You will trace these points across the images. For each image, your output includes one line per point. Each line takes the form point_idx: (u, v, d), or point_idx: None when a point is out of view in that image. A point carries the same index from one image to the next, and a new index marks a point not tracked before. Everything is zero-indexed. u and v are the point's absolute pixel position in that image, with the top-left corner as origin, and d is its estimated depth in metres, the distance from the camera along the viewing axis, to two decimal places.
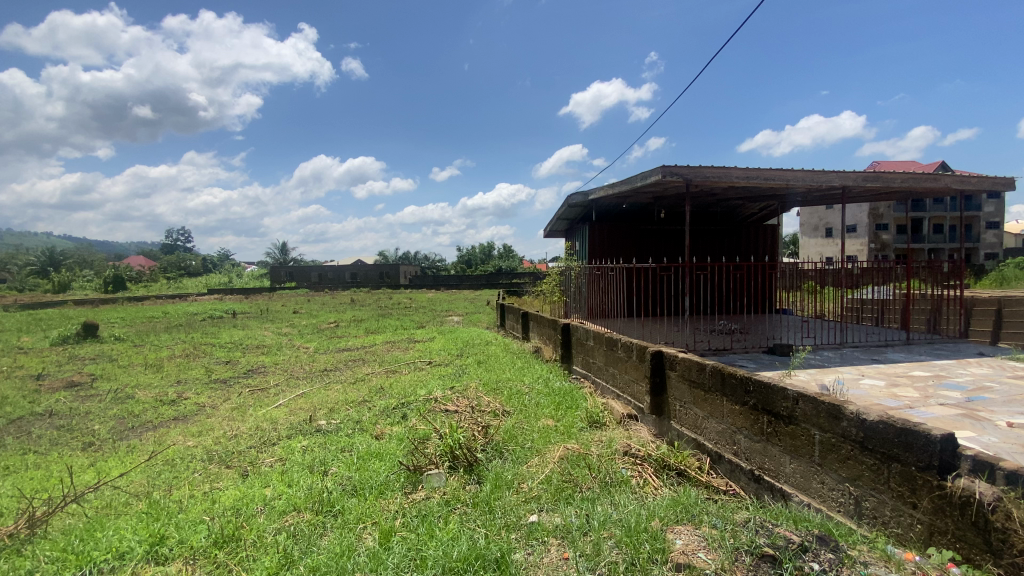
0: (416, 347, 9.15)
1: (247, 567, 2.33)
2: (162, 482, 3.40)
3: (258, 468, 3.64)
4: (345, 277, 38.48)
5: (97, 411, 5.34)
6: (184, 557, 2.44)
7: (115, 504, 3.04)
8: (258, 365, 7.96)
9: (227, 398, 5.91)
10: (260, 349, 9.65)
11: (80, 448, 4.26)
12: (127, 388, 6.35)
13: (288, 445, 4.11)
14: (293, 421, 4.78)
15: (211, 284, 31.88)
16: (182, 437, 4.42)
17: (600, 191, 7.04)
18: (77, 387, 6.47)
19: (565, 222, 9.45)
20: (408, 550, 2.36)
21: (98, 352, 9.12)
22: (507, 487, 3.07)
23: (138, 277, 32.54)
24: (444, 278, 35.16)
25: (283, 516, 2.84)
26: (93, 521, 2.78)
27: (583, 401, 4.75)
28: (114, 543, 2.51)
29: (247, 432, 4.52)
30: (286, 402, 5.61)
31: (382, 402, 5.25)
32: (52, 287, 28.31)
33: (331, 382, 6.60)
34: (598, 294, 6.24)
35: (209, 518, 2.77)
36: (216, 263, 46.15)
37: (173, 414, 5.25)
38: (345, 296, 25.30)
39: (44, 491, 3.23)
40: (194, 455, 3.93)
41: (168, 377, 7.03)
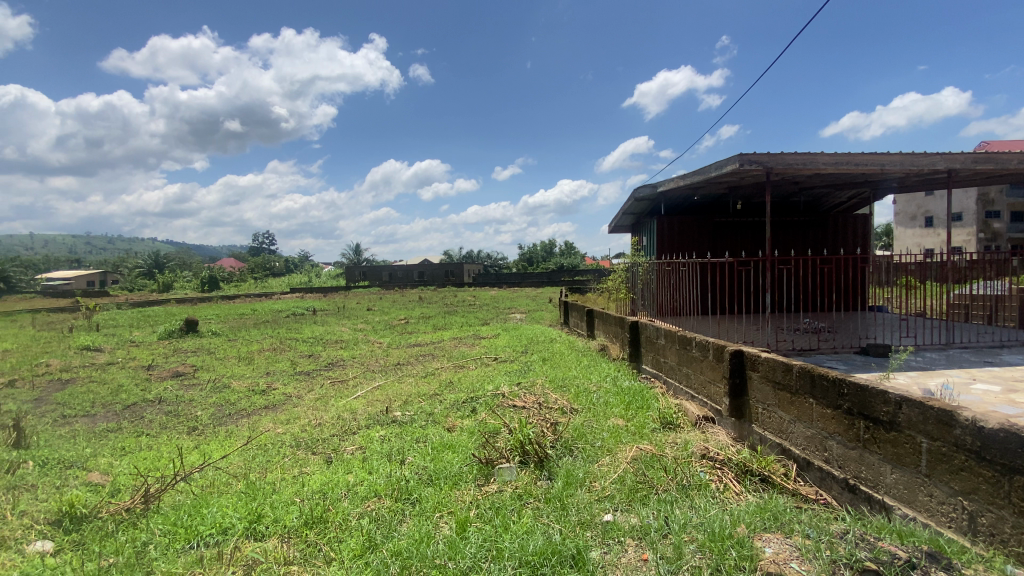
0: (483, 344, 9.29)
1: (334, 548, 2.47)
2: (256, 464, 3.68)
3: (340, 455, 3.85)
4: (413, 276, 39.91)
5: (199, 398, 5.89)
6: (279, 534, 2.62)
7: (217, 483, 3.33)
8: (336, 359, 8.44)
9: (310, 389, 6.31)
10: (338, 343, 10.23)
11: (187, 432, 4.71)
12: (224, 379, 6.95)
13: (366, 434, 4.31)
14: (370, 412, 5.01)
15: (292, 283, 34.28)
16: (273, 424, 4.77)
17: (670, 183, 6.78)
18: (183, 377, 7.17)
19: (632, 216, 9.20)
20: (484, 541, 2.39)
21: (199, 346, 10.06)
22: (578, 484, 3.03)
23: (230, 277, 35.62)
24: (508, 276, 35.51)
25: (364, 501, 2.98)
26: (199, 498, 3.06)
27: (655, 402, 4.60)
28: (219, 519, 2.74)
29: (330, 420, 4.79)
30: (363, 394, 5.91)
31: (453, 396, 5.39)
32: (158, 287, 31.63)
33: (404, 375, 6.86)
34: (669, 291, 6.01)
35: (300, 500, 2.97)
36: (297, 264, 49.42)
37: (264, 403, 5.68)
38: (414, 294, 26.22)
39: (158, 469, 3.60)
40: (283, 441, 4.22)
41: (259, 368, 7.62)
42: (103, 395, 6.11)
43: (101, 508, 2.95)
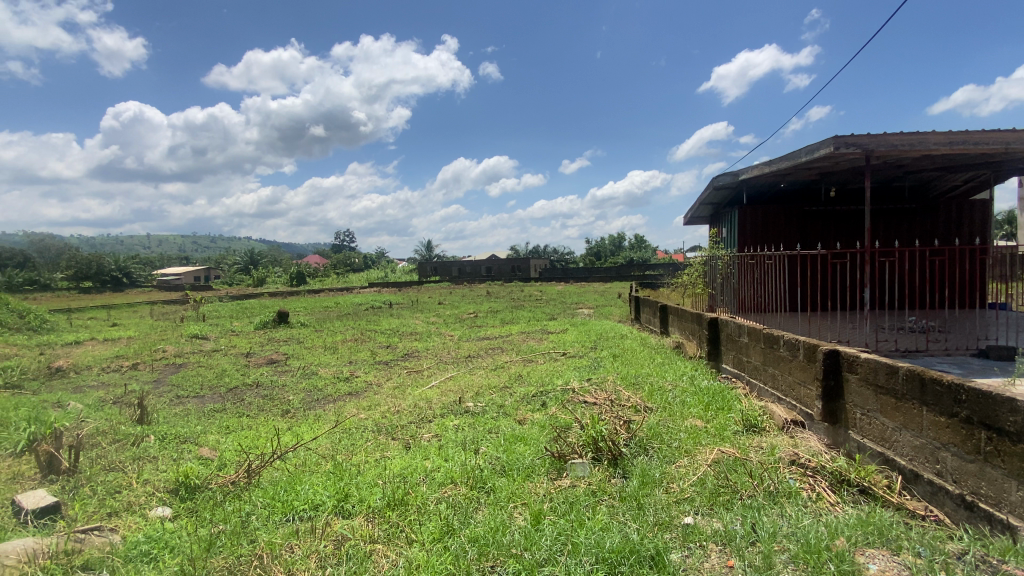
0: (552, 338, 9.28)
1: (414, 530, 2.57)
2: (342, 447, 3.91)
3: (417, 441, 4.00)
4: (481, 271, 40.67)
5: (291, 384, 6.38)
6: (365, 513, 2.78)
7: (309, 462, 3.58)
8: (412, 350, 8.80)
9: (389, 378, 6.64)
10: (412, 335, 10.66)
11: (281, 414, 5.11)
12: (312, 366, 7.47)
13: (442, 423, 4.45)
14: (444, 401, 5.18)
15: (369, 277, 36.19)
16: (356, 410, 5.06)
17: (753, 171, 6.37)
18: (276, 364, 7.79)
19: (710, 206, 8.77)
20: (558, 535, 2.39)
21: (289, 336, 10.89)
22: (655, 485, 2.94)
23: (315, 272, 38.26)
24: (577, 271, 35.13)
25: (441, 487, 3.08)
26: (293, 475, 3.30)
27: (737, 403, 4.36)
28: (311, 496, 2.95)
29: (407, 408, 5.00)
30: (437, 384, 6.12)
31: (523, 389, 5.43)
32: (253, 282, 34.62)
33: (475, 367, 7.02)
34: (753, 286, 5.67)
35: (382, 482, 3.12)
36: (373, 260, 51.94)
37: (347, 389, 6.05)
38: (483, 288, 26.71)
39: (258, 447, 3.93)
40: (366, 426, 4.46)
41: (342, 358, 8.12)
42: (209, 378, 6.78)
43: (211, 480, 3.27)
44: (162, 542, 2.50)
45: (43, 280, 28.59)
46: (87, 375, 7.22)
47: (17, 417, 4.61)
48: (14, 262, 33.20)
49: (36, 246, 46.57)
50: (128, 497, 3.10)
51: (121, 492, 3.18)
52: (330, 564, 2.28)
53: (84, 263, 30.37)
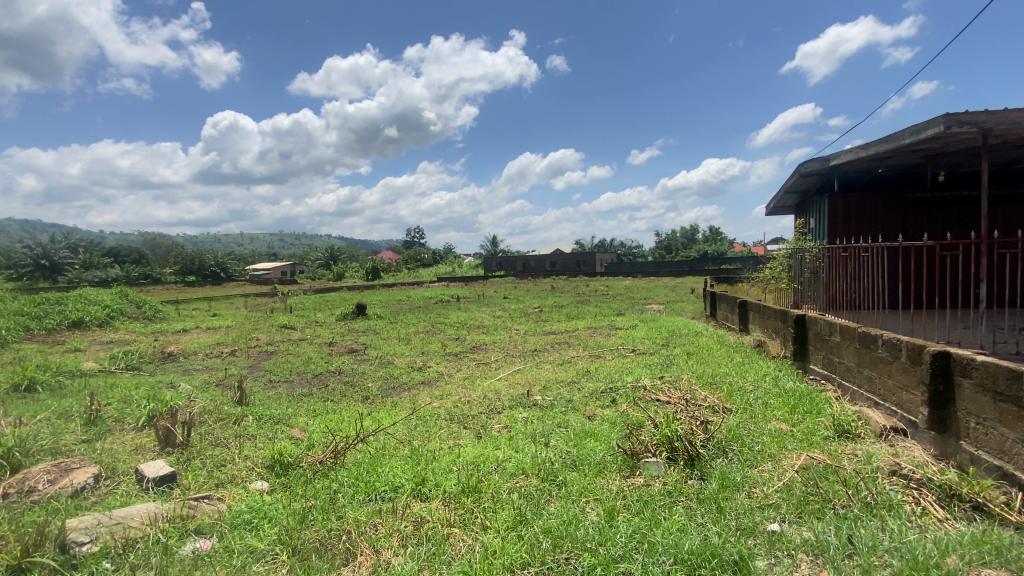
0: (620, 334, 9.10)
1: (488, 517, 2.62)
2: (418, 433, 4.08)
3: (488, 432, 4.08)
4: (546, 265, 40.69)
5: (369, 372, 6.74)
6: (441, 497, 2.88)
7: (387, 446, 3.77)
8: (480, 342, 8.98)
9: (459, 369, 6.83)
10: (480, 328, 10.90)
11: (361, 400, 5.42)
12: (388, 356, 7.84)
13: (511, 415, 4.51)
14: (513, 393, 5.24)
15: (437, 272, 37.35)
16: (429, 398, 5.25)
17: (845, 156, 5.86)
18: (355, 353, 8.26)
19: (795, 195, 8.20)
20: (633, 533, 2.35)
21: (366, 327, 11.50)
22: (736, 488, 2.80)
23: (387, 267, 40.05)
24: (645, 265, 34.17)
25: (513, 477, 3.12)
26: (374, 458, 3.49)
27: (828, 407, 4.05)
28: (391, 478, 3.10)
29: (477, 399, 5.12)
30: (505, 376, 6.22)
31: (592, 385, 5.38)
32: (332, 276, 36.85)
33: (542, 361, 7.04)
34: (845, 281, 5.24)
35: (456, 469, 3.22)
36: (441, 254, 53.43)
37: (420, 379, 6.30)
38: (549, 283, 26.71)
39: (342, 430, 4.19)
40: (439, 415, 4.62)
41: (414, 348, 8.45)
42: (297, 365, 7.32)
43: (302, 459, 3.53)
44: (260, 513, 2.73)
45: (156, 274, 32.11)
46: (194, 360, 8.04)
47: (140, 395, 5.22)
48: (132, 258, 37.54)
49: (149, 245, 52.29)
50: (231, 470, 3.42)
51: (225, 465, 3.51)
52: (412, 543, 2.39)
53: (189, 259, 33.75)
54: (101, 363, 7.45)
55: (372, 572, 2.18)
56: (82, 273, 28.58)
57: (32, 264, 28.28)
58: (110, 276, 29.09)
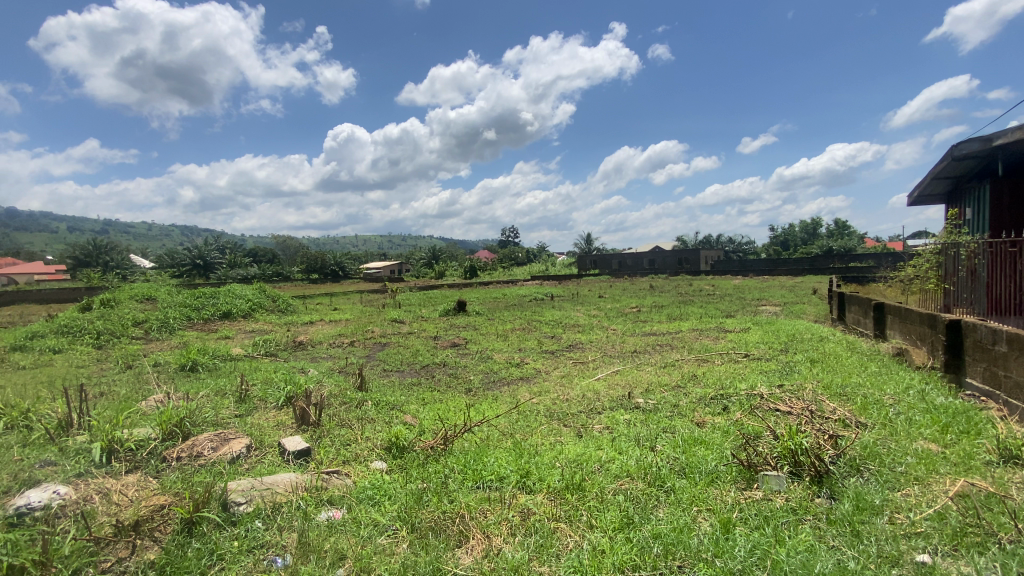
0: (730, 337, 8.52)
1: (595, 516, 2.61)
2: (520, 427, 4.17)
3: (589, 431, 4.04)
4: (645, 263, 39.32)
5: (471, 366, 7.02)
6: (546, 492, 2.92)
7: (491, 438, 3.90)
8: (577, 341, 8.94)
9: (557, 366, 6.86)
10: (577, 326, 10.86)
11: (464, 391, 5.66)
12: (488, 351, 8.11)
13: (612, 416, 4.43)
14: (614, 395, 5.14)
15: (532, 270, 37.78)
16: (529, 394, 5.34)
17: (1012, 134, 4.97)
18: (457, 347, 8.63)
19: (945, 182, 7.11)
20: (753, 548, 2.20)
21: (467, 322, 11.99)
22: (874, 512, 2.50)
23: (485, 266, 41.37)
24: (755, 264, 31.67)
25: (618, 479, 3.07)
26: (481, 448, 3.63)
27: (991, 428, 3.45)
28: (497, 469, 3.20)
29: (577, 397, 5.10)
30: (604, 376, 6.13)
31: (699, 390, 5.11)
32: (434, 275, 38.88)
33: (643, 363, 6.83)
34: (1014, 282, 4.45)
35: (560, 465, 3.23)
36: (536, 254, 53.79)
37: (520, 375, 6.43)
38: (646, 282, 25.80)
39: (449, 420, 4.41)
40: (539, 411, 4.67)
41: (513, 344, 8.65)
42: (406, 356, 7.81)
43: (415, 443, 3.78)
44: (380, 490, 2.97)
45: (286, 272, 36.10)
46: (319, 348, 8.95)
47: (278, 378, 5.93)
48: (267, 258, 42.76)
49: (281, 246, 58.98)
50: (356, 449, 3.76)
51: (349, 444, 3.87)
52: (520, 533, 2.46)
53: (312, 258, 37.50)
54: (246, 349, 8.56)
55: (484, 557, 2.27)
56: (229, 271, 32.94)
57: (191, 264, 33.14)
58: (250, 274, 33.42)
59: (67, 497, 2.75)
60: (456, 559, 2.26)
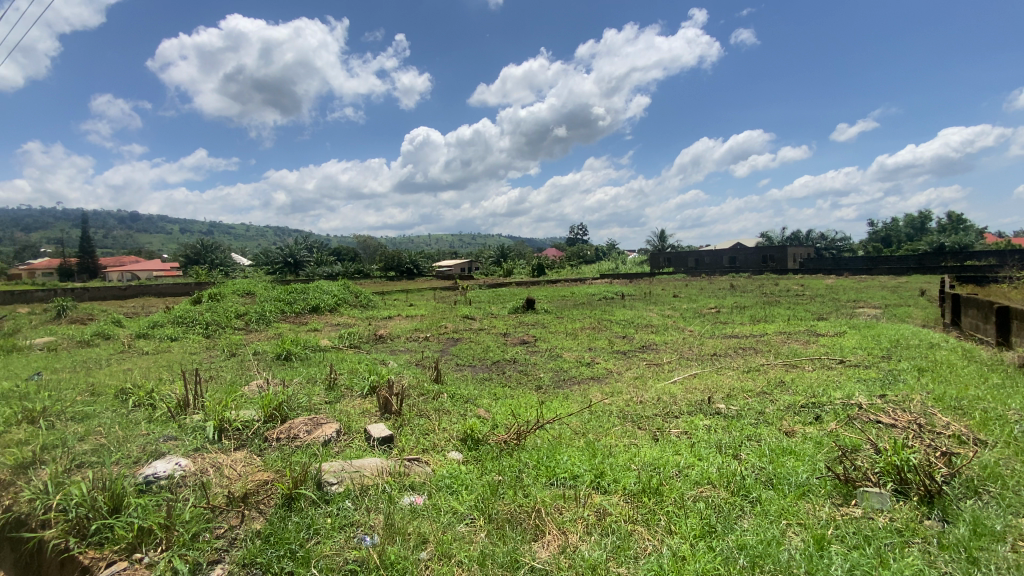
0: (822, 342, 7.89)
1: (674, 522, 2.54)
2: (593, 427, 4.14)
3: (665, 435, 3.92)
4: (723, 261, 37.37)
5: (542, 363, 7.05)
6: (622, 493, 2.87)
7: (564, 436, 3.90)
8: (650, 342, 8.69)
9: (629, 367, 6.71)
10: (650, 327, 10.56)
11: (536, 389, 5.71)
12: (558, 349, 8.10)
13: (690, 421, 4.27)
14: (692, 399, 4.95)
15: (602, 268, 37.22)
16: (601, 394, 5.27)
17: None
18: (528, 344, 8.69)
19: None
20: (850, 569, 2.05)
21: (536, 320, 12.06)
22: (998, 538, 2.23)
23: (554, 264, 41.30)
24: (849, 262, 29.05)
25: (698, 486, 2.96)
26: (553, 445, 3.64)
27: None
28: (571, 467, 3.19)
29: (651, 400, 4.96)
30: (681, 379, 5.90)
31: (787, 398, 4.79)
32: (503, 272, 39.40)
33: (723, 367, 6.51)
34: None
35: (635, 468, 3.17)
36: (607, 251, 52.77)
37: (592, 374, 6.36)
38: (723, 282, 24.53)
39: (521, 415, 4.47)
40: (612, 411, 4.60)
41: (583, 343, 8.58)
42: (478, 352, 7.99)
43: (489, 436, 3.87)
44: (458, 479, 3.08)
45: (365, 270, 38.21)
46: (397, 342, 9.39)
47: (362, 369, 6.31)
48: (349, 256, 45.47)
49: (361, 245, 62.57)
50: (434, 439, 3.92)
51: (428, 434, 4.04)
52: (596, 532, 2.45)
53: (389, 256, 39.30)
54: (332, 341, 9.16)
55: (561, 552, 2.28)
56: (316, 269, 35.41)
57: (283, 262, 35.90)
58: (334, 272, 35.70)
59: (187, 468, 3.11)
60: (533, 552, 2.29)
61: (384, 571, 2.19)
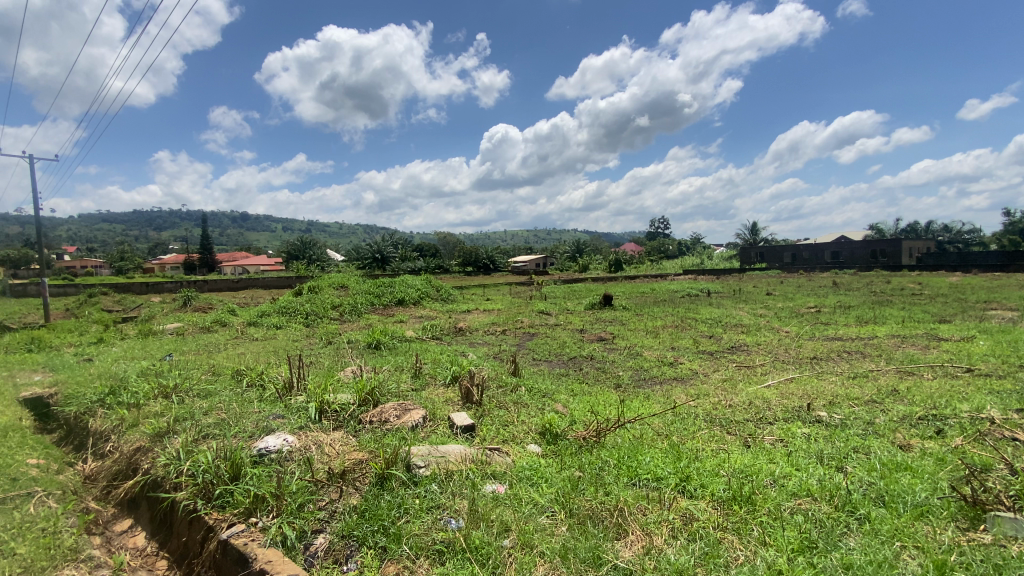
0: (945, 347, 6.97)
1: (768, 533, 2.38)
2: (676, 429, 3.99)
3: (758, 442, 3.69)
4: (823, 256, 34.18)
5: (621, 361, 6.90)
6: (709, 500, 2.74)
7: (645, 436, 3.79)
8: (739, 342, 8.19)
9: (716, 369, 6.38)
10: (739, 326, 9.95)
11: (616, 386, 5.60)
12: (638, 347, 7.88)
13: (786, 428, 3.97)
14: (788, 404, 4.60)
15: (685, 264, 35.61)
16: (685, 396, 5.06)
17: None
18: (606, 341, 8.54)
19: None
20: None
21: (615, 316, 11.81)
22: None
23: (633, 260, 40.18)
24: (981, 258, 25.38)
25: (795, 497, 2.75)
26: (635, 445, 3.56)
27: None
28: (654, 468, 3.10)
29: (742, 404, 4.68)
30: (776, 383, 5.51)
31: (901, 408, 4.30)
32: (580, 268, 38.96)
33: (824, 372, 5.98)
34: None
35: (725, 474, 3.01)
36: (691, 246, 50.32)
37: (675, 374, 6.12)
38: (822, 279, 22.47)
39: (601, 413, 4.42)
40: (697, 414, 4.40)
41: (665, 342, 8.28)
42: (555, 347, 7.99)
43: (568, 432, 3.87)
44: (538, 472, 3.11)
45: (446, 265, 39.57)
46: (476, 335, 9.65)
47: (444, 359, 6.55)
48: (430, 252, 47.28)
49: (442, 241, 65.01)
50: (514, 431, 3.98)
51: (508, 426, 4.11)
52: (683, 537, 2.36)
53: (468, 252, 40.38)
54: (416, 332, 9.60)
55: (646, 553, 2.23)
56: (401, 264, 37.24)
57: (371, 257, 38.13)
58: (417, 266, 37.31)
59: (293, 444, 3.41)
60: (616, 551, 2.25)
61: (470, 554, 2.27)
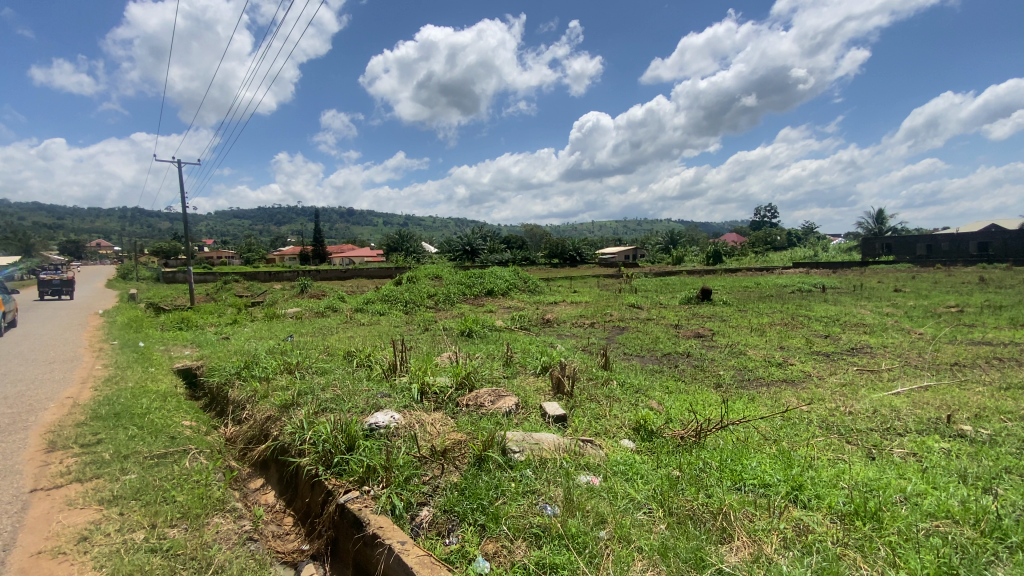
0: None
1: (898, 555, 2.14)
2: (786, 434, 3.71)
3: (883, 454, 3.32)
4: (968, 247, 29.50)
5: (721, 359, 6.53)
6: (827, 512, 2.52)
7: (749, 440, 3.57)
8: (860, 344, 7.37)
9: (833, 372, 5.79)
10: (859, 326, 8.95)
11: (715, 385, 5.32)
12: (740, 345, 7.40)
13: (919, 441, 3.52)
14: (922, 415, 4.06)
15: (795, 256, 32.63)
16: (796, 399, 4.67)
17: None
18: (704, 338, 8.12)
19: None
20: None
21: (713, 312, 11.16)
22: None
23: (733, 252, 37.68)
24: None
25: (930, 518, 2.44)
26: (738, 448, 3.36)
27: None
28: (761, 474, 2.91)
29: (864, 412, 4.21)
30: (906, 390, 4.89)
31: None
32: (675, 260, 37.27)
33: (968, 380, 5.19)
34: None
35: (844, 486, 2.75)
36: (802, 237, 45.89)
37: (783, 376, 5.67)
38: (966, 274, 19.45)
39: (699, 412, 4.23)
40: (810, 420, 4.05)
41: (771, 341, 7.68)
42: (648, 342, 7.73)
43: (664, 430, 3.75)
44: (633, 467, 3.06)
45: (535, 257, 39.90)
46: (566, 327, 9.64)
47: (535, 350, 6.64)
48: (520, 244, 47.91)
49: (531, 233, 65.60)
50: (608, 425, 3.93)
51: (600, 418, 4.08)
52: (795, 549, 2.19)
53: (557, 244, 40.29)
54: (507, 322, 9.81)
55: (753, 560, 2.11)
56: (491, 256, 38.18)
57: (463, 249, 39.47)
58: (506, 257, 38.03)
59: (398, 421, 3.66)
60: (720, 554, 2.16)
61: (567, 541, 2.30)
